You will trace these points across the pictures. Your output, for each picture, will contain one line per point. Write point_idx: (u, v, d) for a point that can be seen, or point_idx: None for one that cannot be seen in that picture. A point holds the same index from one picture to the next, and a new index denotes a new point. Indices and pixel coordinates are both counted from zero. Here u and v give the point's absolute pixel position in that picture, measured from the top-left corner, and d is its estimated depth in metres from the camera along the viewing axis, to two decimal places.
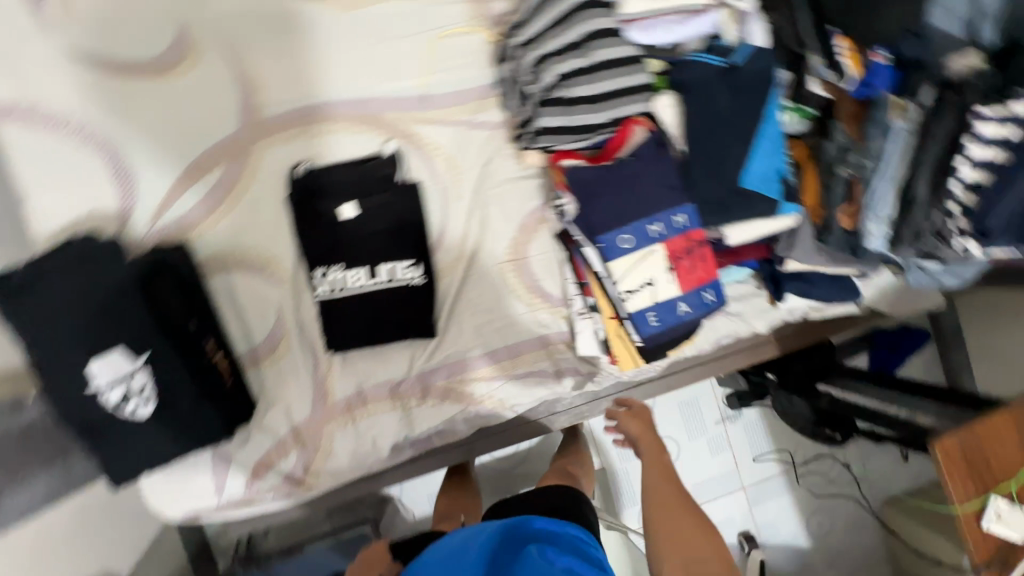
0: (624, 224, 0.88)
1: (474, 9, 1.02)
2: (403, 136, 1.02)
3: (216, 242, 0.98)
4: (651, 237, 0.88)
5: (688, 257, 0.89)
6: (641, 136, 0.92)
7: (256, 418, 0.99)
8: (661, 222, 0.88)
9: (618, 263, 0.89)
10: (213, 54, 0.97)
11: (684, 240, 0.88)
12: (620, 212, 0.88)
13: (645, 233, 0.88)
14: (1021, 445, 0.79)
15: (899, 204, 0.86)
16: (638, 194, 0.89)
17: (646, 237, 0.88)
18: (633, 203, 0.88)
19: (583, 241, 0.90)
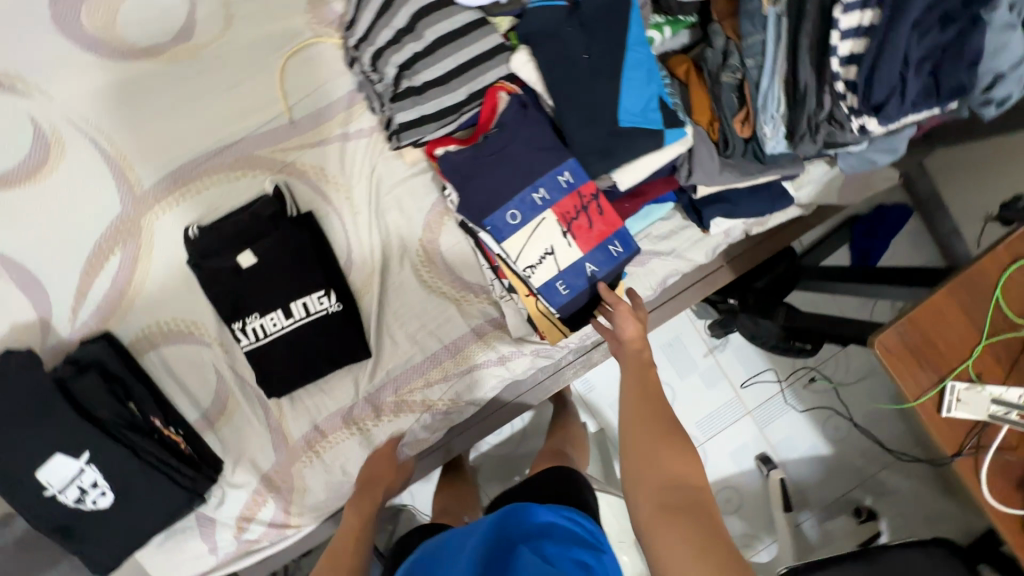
0: (506, 200, 0.84)
1: (314, 18, 0.97)
2: (284, 168, 0.99)
3: (138, 323, 1.00)
4: (537, 206, 0.85)
5: (582, 214, 0.85)
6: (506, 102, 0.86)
7: (227, 477, 1.01)
8: (544, 187, 0.84)
9: (512, 240, 0.85)
10: (74, 140, 0.96)
11: (571, 199, 0.84)
12: (501, 189, 0.85)
13: (530, 203, 0.84)
14: (972, 320, 0.73)
15: (788, 97, 0.78)
16: (514, 166, 0.85)
17: (532, 207, 0.84)
18: (510, 176, 0.85)
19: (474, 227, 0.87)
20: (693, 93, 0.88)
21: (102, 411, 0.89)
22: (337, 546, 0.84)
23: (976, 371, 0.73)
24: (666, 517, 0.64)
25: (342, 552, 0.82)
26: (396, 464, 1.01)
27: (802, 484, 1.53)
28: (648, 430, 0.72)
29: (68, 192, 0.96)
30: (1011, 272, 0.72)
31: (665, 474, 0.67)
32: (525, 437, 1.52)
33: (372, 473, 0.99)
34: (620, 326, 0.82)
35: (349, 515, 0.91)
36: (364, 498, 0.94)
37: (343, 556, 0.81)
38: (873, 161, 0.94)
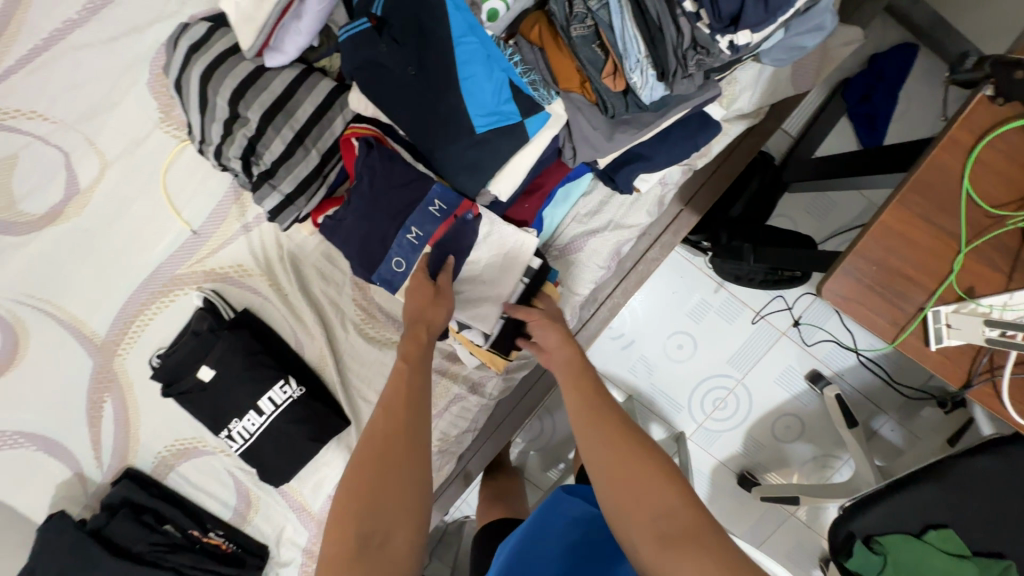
0: (386, 251, 0.81)
1: (173, 125, 0.98)
2: (208, 277, 1.02)
3: (149, 454, 1.07)
4: (415, 245, 0.81)
5: (461, 235, 0.81)
6: (356, 149, 0.79)
7: (275, 558, 1.10)
8: (416, 225, 0.80)
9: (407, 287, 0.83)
10: (32, 319, 1.03)
11: (448, 224, 0.80)
12: (376, 241, 0.81)
13: (408, 245, 0.81)
14: (938, 228, 0.58)
15: (645, 32, 0.67)
16: (381, 213, 0.80)
17: (411, 248, 0.81)
18: (381, 225, 0.81)
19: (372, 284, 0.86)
20: (553, 59, 0.74)
21: (137, 546, 1.02)
22: (398, 384, 0.69)
23: (965, 283, 0.59)
24: (675, 551, 0.54)
25: (403, 395, 0.68)
26: (431, 291, 0.77)
27: (868, 390, 1.37)
28: (615, 456, 0.63)
29: (46, 363, 1.04)
30: (977, 151, 0.57)
31: (652, 503, 0.58)
32: (551, 413, 1.44)
33: (409, 310, 0.76)
34: (543, 338, 0.79)
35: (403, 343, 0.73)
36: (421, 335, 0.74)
37: (402, 405, 0.66)
38: (801, 45, 0.77)
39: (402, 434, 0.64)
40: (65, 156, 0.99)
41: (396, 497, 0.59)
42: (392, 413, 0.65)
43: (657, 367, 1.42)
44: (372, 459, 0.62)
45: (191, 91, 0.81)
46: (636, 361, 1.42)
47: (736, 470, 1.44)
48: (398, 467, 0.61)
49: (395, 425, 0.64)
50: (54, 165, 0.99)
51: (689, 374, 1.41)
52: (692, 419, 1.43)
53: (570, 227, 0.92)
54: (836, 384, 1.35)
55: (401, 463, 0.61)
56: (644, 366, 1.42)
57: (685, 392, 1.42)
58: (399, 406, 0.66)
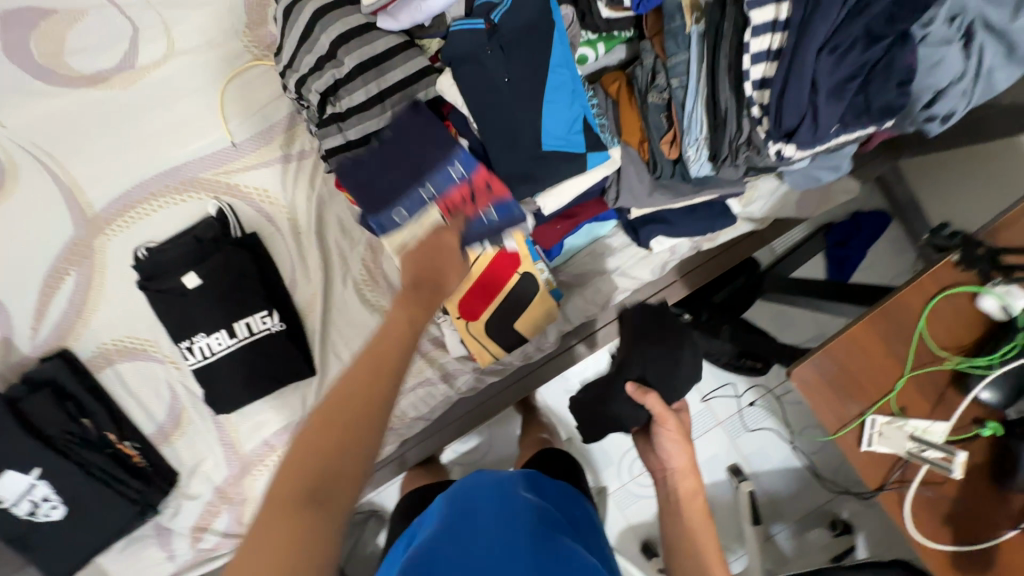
0: (396, 199, 0.80)
1: (252, 43, 1.02)
2: (228, 191, 1.02)
3: (94, 341, 1.03)
4: (422, 202, 0.79)
5: (468, 203, 0.79)
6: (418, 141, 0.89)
7: (182, 488, 1.05)
8: (432, 181, 0.80)
9: (398, 236, 0.80)
10: (28, 170, 1.00)
11: (459, 189, 0.80)
12: (393, 189, 0.81)
13: (419, 200, 0.80)
14: (896, 353, 0.69)
15: (710, 120, 0.77)
16: (411, 168, 0.81)
17: (419, 203, 0.79)
18: (405, 179, 0.81)
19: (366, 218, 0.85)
20: (622, 113, 0.86)
21: (49, 430, 0.95)
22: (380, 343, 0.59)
23: (900, 402, 0.70)
24: None
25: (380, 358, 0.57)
26: (456, 259, 0.70)
27: (775, 496, 1.48)
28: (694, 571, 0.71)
29: (27, 215, 1.00)
30: (936, 302, 0.69)
31: None
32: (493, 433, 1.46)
33: (422, 260, 0.68)
34: (671, 456, 0.79)
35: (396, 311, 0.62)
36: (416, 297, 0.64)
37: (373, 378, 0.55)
38: (817, 177, 0.90)
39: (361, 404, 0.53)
40: (132, 30, 1.00)
41: (325, 474, 0.49)
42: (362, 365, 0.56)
43: None
44: (321, 441, 0.51)
45: (296, 21, 0.87)
46: None
47: (642, 539, 1.48)
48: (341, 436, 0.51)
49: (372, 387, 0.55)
50: (119, 34, 1.00)
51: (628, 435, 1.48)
52: (617, 477, 1.48)
53: (584, 259, 1.00)
54: (751, 482, 1.46)
55: (349, 436, 0.51)
56: None
57: (620, 449, 1.49)
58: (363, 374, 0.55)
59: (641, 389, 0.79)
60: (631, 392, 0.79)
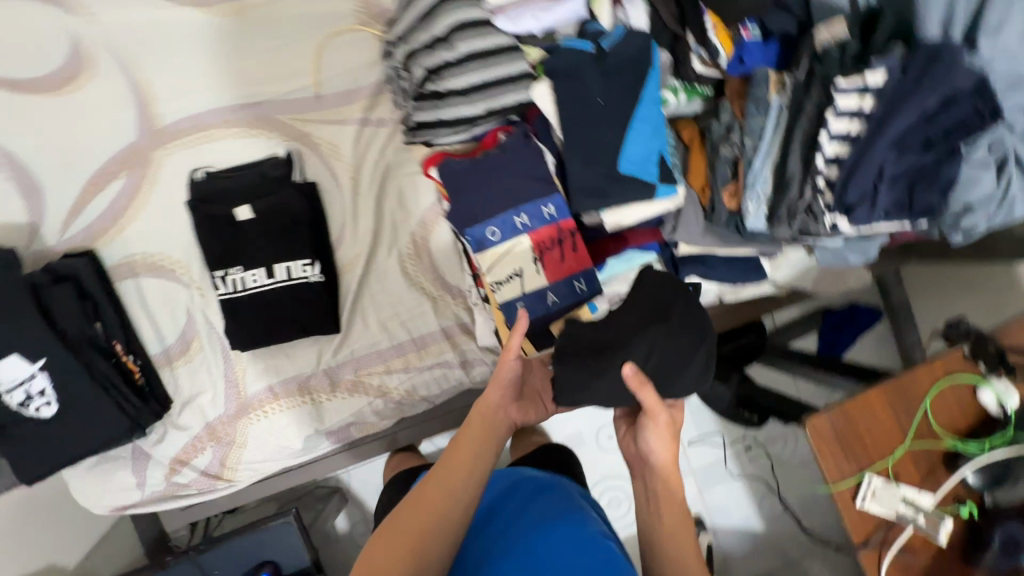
0: (490, 217, 0.91)
1: (361, 7, 1.04)
2: (299, 137, 1.04)
3: (124, 249, 1.02)
4: (516, 228, 0.91)
5: (557, 247, 0.92)
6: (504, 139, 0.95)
7: (172, 417, 1.03)
8: (527, 213, 0.91)
9: (488, 254, 0.92)
10: (107, 67, 1.00)
11: (550, 229, 0.92)
12: (490, 205, 0.91)
13: (512, 224, 0.91)
14: (900, 422, 0.77)
15: (774, 181, 0.84)
16: (509, 189, 0.91)
17: (512, 228, 0.91)
18: (502, 197, 0.91)
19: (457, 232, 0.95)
20: (693, 158, 0.96)
21: (67, 324, 0.91)
22: (469, 434, 0.70)
23: (895, 468, 0.76)
24: None
25: (461, 455, 0.68)
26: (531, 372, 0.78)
27: (728, 556, 1.51)
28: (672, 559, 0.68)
29: (92, 111, 1.00)
30: (941, 382, 0.77)
31: None
32: None
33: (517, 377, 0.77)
34: (654, 453, 0.72)
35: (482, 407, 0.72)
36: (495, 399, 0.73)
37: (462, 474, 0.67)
38: (845, 259, 0.98)
39: (437, 500, 0.64)
40: None
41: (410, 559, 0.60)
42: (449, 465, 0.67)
43: (584, 447, 1.49)
44: (416, 518, 0.63)
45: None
46: (572, 432, 1.49)
47: None
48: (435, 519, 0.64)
49: (449, 480, 0.66)
50: None
51: (603, 465, 1.50)
52: None
53: (618, 284, 0.99)
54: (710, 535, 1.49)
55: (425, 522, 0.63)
56: (575, 438, 1.50)
57: (593, 477, 1.50)
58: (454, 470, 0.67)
59: (639, 380, 0.68)
60: (628, 377, 0.67)
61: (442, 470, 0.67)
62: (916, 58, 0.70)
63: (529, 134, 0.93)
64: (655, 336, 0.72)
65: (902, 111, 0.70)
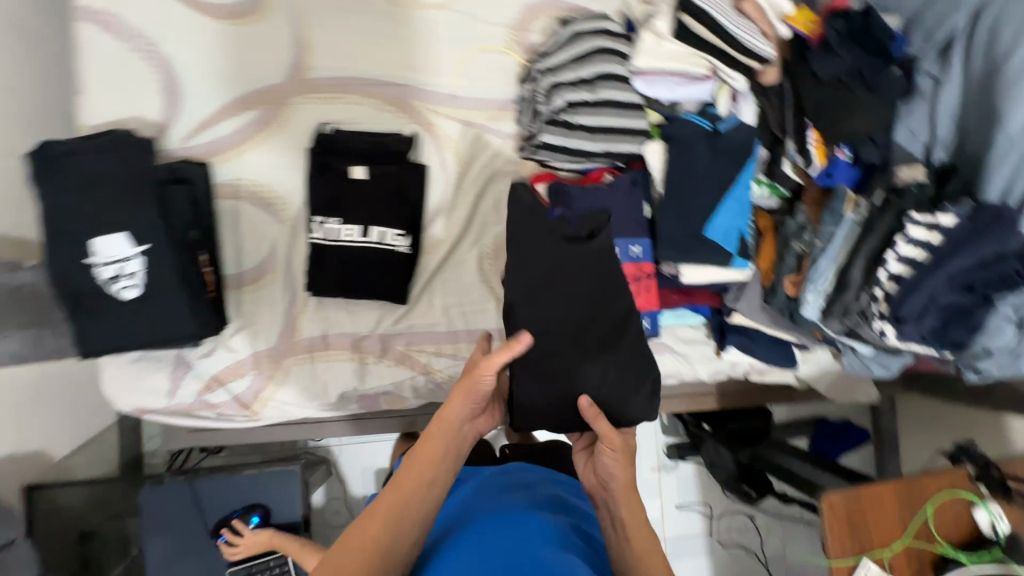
0: None
1: (513, 34, 1.17)
2: (424, 124, 1.14)
3: (235, 172, 1.08)
4: None
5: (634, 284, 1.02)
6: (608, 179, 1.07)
7: (224, 337, 1.06)
8: (618, 247, 1.01)
9: None
10: (279, 13, 1.10)
11: (633, 266, 1.01)
12: None
13: None
14: (901, 518, 0.85)
15: (836, 281, 0.96)
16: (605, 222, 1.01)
17: None
18: None
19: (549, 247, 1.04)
20: (764, 244, 1.10)
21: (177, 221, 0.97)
22: (414, 467, 0.68)
23: (890, 560, 0.83)
24: None
25: (420, 470, 0.68)
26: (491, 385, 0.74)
27: None
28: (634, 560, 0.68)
29: (252, 47, 1.09)
30: (946, 494, 0.86)
31: None
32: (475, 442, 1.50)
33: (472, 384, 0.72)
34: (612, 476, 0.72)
35: (428, 436, 0.70)
36: (446, 427, 0.70)
37: (403, 501, 0.66)
38: (870, 369, 1.09)
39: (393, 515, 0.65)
40: None
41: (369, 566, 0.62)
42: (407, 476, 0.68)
43: None
44: (374, 529, 0.64)
45: (578, 43, 1.05)
46: None
47: None
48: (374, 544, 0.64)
49: (410, 494, 0.67)
50: None
51: None
52: None
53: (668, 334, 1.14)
54: None
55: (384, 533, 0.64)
56: None
57: None
58: (395, 497, 0.66)
59: (594, 411, 0.73)
60: (586, 408, 0.73)
61: (400, 483, 0.67)
62: (985, 213, 0.82)
63: (633, 180, 1.04)
64: (610, 364, 0.76)
65: (965, 252, 0.82)
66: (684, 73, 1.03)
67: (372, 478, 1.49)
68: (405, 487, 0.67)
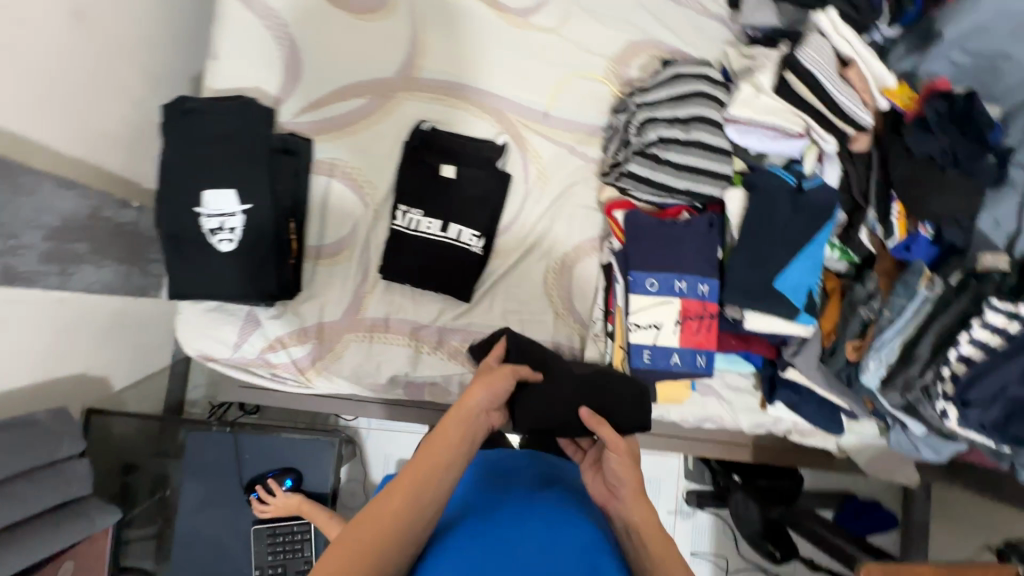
0: (654, 270, 1.04)
1: (613, 66, 1.22)
2: (515, 136, 1.19)
3: (334, 151, 1.14)
4: (672, 288, 1.04)
5: (696, 321, 1.04)
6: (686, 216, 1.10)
7: (295, 303, 1.11)
8: (687, 282, 1.04)
9: (640, 298, 1.04)
10: (402, 14, 1.18)
11: (698, 304, 1.04)
12: (658, 263, 1.04)
13: (671, 285, 1.04)
14: None
15: (901, 353, 0.96)
16: (677, 257, 1.04)
17: (670, 288, 1.04)
18: (671, 261, 1.04)
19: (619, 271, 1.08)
20: (829, 305, 1.11)
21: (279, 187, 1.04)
22: (422, 460, 0.68)
23: None
24: None
25: (427, 464, 0.68)
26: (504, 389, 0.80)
27: None
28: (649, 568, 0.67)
29: (371, 41, 1.17)
30: None
31: None
32: None
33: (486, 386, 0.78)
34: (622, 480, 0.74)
35: (446, 420, 0.72)
36: (463, 414, 0.73)
37: (408, 489, 0.66)
38: (919, 451, 1.08)
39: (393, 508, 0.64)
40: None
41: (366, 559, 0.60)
42: (414, 469, 0.67)
43: None
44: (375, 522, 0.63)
45: (679, 84, 1.10)
46: None
47: None
48: (382, 528, 0.63)
49: (417, 487, 0.66)
50: None
51: None
52: None
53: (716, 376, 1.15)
54: None
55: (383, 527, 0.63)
56: None
57: None
58: (399, 487, 0.66)
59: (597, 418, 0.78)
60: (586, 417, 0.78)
61: (407, 476, 0.67)
62: None
63: (710, 221, 1.07)
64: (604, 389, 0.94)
65: None
66: (778, 129, 1.06)
67: (394, 467, 1.52)
68: (413, 479, 0.66)
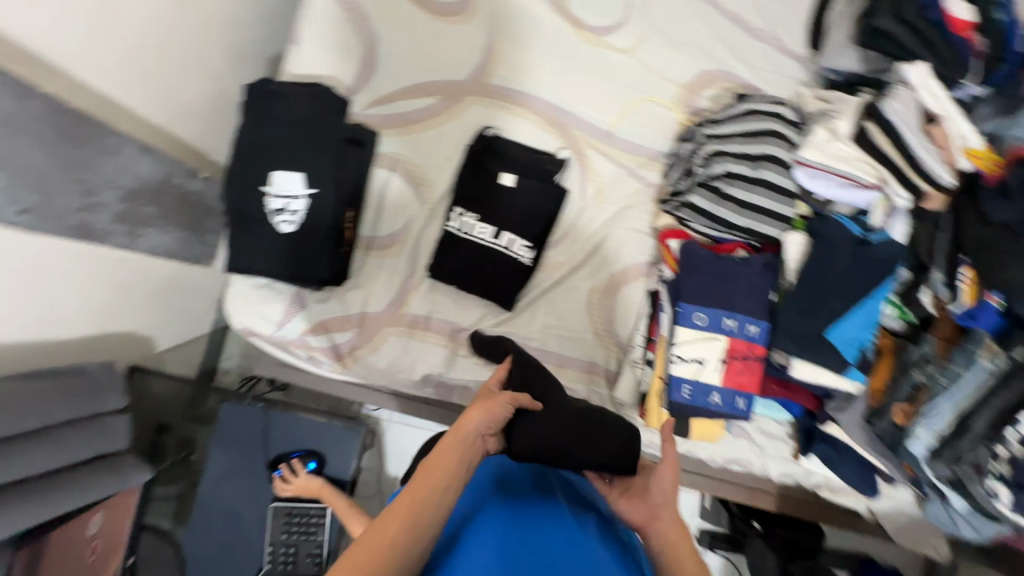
0: (704, 304, 1.03)
1: (683, 94, 1.22)
2: (576, 152, 1.19)
3: (397, 146, 1.16)
4: (720, 325, 1.02)
5: (741, 362, 1.01)
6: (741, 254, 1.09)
7: (341, 289, 1.13)
8: (737, 321, 1.02)
9: (686, 331, 1.02)
10: (481, 20, 1.19)
11: (745, 344, 1.01)
12: (709, 298, 1.03)
13: (719, 321, 1.02)
14: None
15: (954, 426, 0.93)
16: (729, 294, 1.03)
17: (718, 324, 1.02)
18: (723, 297, 1.03)
19: (668, 302, 1.07)
20: (880, 362, 1.08)
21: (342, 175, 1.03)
22: (423, 482, 0.58)
23: None
24: None
25: (424, 489, 0.57)
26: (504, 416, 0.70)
27: None
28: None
29: (447, 43, 1.18)
30: None
31: None
32: None
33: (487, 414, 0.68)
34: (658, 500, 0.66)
35: (443, 445, 0.61)
36: (461, 438, 0.63)
37: (406, 511, 0.55)
38: (959, 526, 1.03)
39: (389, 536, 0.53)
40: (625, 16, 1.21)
41: None
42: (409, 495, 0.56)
43: None
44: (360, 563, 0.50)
45: (750, 121, 1.09)
46: None
47: None
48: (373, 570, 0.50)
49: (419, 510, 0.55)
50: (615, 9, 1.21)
51: None
52: None
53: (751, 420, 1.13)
54: None
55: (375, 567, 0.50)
56: None
57: None
58: (395, 511, 0.54)
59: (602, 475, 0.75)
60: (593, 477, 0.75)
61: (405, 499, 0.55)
62: None
63: (766, 262, 1.06)
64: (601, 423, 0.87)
65: None
66: (849, 177, 1.03)
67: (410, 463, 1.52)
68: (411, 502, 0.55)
